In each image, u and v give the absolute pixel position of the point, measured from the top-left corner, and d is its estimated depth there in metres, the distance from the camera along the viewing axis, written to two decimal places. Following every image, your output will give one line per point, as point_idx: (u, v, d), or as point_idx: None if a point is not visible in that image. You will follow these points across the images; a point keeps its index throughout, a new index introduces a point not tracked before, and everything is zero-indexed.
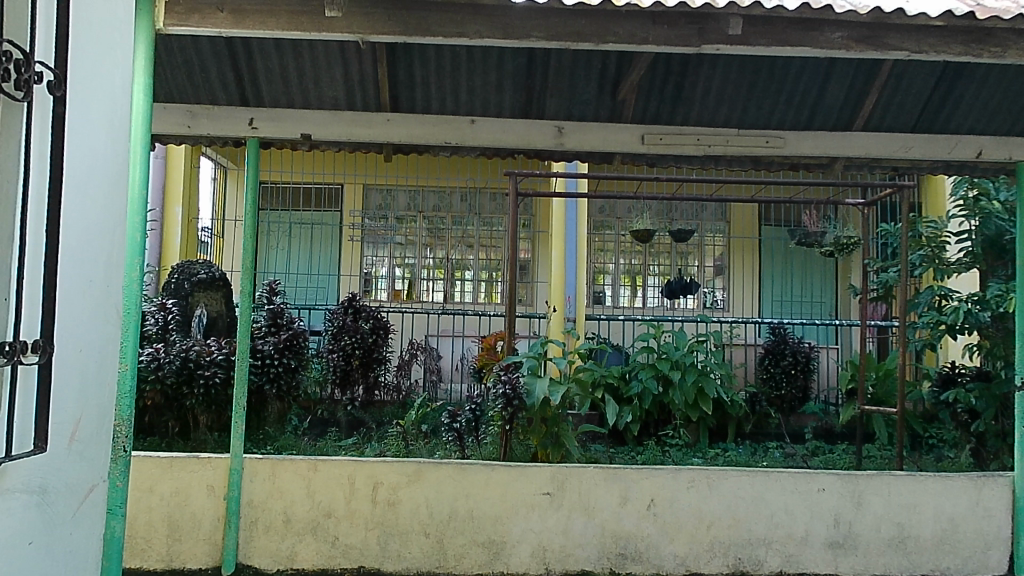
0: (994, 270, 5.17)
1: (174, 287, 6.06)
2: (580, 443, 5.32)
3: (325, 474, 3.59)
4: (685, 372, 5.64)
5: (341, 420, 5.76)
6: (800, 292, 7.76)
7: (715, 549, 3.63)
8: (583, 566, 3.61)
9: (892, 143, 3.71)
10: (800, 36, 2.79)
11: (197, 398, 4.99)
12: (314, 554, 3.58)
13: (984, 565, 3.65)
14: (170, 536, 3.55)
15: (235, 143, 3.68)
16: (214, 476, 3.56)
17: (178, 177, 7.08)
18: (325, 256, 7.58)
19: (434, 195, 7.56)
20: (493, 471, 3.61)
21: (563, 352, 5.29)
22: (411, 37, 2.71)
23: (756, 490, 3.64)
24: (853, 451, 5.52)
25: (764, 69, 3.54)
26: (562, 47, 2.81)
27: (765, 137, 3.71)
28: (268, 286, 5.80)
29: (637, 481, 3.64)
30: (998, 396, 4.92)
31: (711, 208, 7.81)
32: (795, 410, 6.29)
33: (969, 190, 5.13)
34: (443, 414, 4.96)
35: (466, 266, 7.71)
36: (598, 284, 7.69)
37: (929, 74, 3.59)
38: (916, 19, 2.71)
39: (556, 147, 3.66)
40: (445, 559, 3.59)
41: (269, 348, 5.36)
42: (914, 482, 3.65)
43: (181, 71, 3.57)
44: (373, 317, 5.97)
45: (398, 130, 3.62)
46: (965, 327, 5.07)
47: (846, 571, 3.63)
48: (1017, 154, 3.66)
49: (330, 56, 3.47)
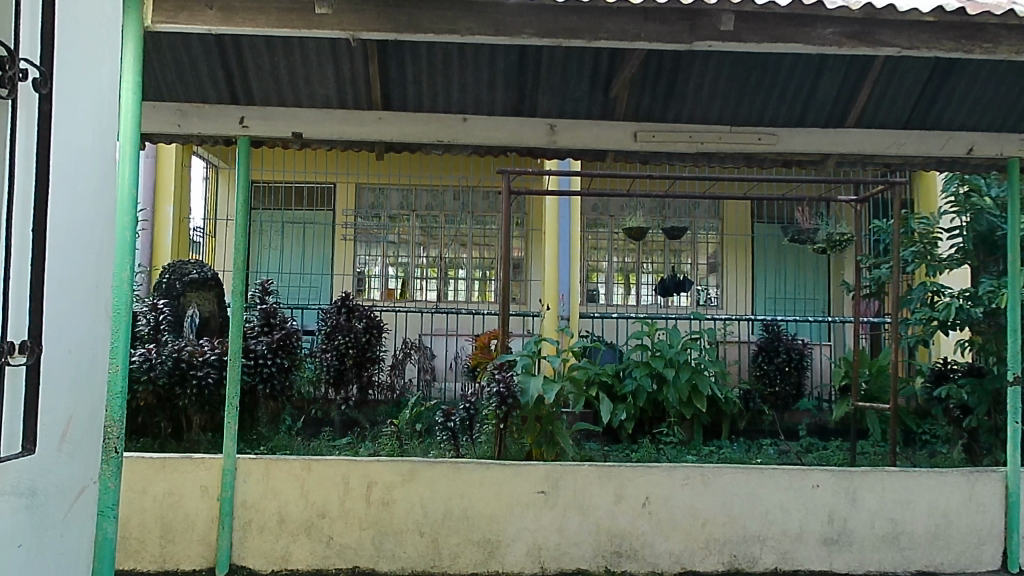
0: (985, 266, 5.19)
1: (166, 287, 6.04)
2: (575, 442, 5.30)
3: (319, 474, 3.58)
4: (684, 370, 5.62)
5: (335, 420, 5.78)
6: (794, 289, 7.75)
7: (710, 547, 3.63)
8: (578, 565, 3.60)
9: (884, 140, 3.72)
10: (792, 32, 2.79)
11: (190, 399, 4.97)
12: (308, 555, 3.56)
13: (977, 561, 3.66)
14: (163, 538, 3.54)
15: (226, 142, 3.66)
16: (208, 477, 3.55)
17: (170, 176, 7.01)
18: (318, 255, 7.59)
19: (427, 194, 7.55)
20: (488, 469, 3.61)
21: (556, 349, 5.21)
22: (402, 35, 2.70)
23: (750, 487, 3.64)
24: (847, 447, 5.55)
25: (756, 65, 3.53)
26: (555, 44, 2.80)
27: (758, 133, 3.70)
28: (260, 286, 5.78)
29: (632, 479, 3.63)
30: (990, 392, 4.93)
31: (703, 207, 7.90)
32: (790, 407, 6.27)
33: (961, 186, 5.14)
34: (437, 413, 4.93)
35: (459, 264, 7.63)
36: (591, 282, 7.65)
37: (921, 71, 3.58)
38: (908, 15, 2.71)
39: (549, 144, 3.66)
40: (439, 559, 3.58)
41: (263, 347, 5.35)
42: (907, 478, 3.66)
43: (171, 69, 3.56)
44: (367, 317, 5.96)
45: (390, 128, 3.60)
46: (957, 323, 5.07)
47: (841, 567, 3.64)
48: (1009, 149, 3.68)
49: (321, 54, 3.45)
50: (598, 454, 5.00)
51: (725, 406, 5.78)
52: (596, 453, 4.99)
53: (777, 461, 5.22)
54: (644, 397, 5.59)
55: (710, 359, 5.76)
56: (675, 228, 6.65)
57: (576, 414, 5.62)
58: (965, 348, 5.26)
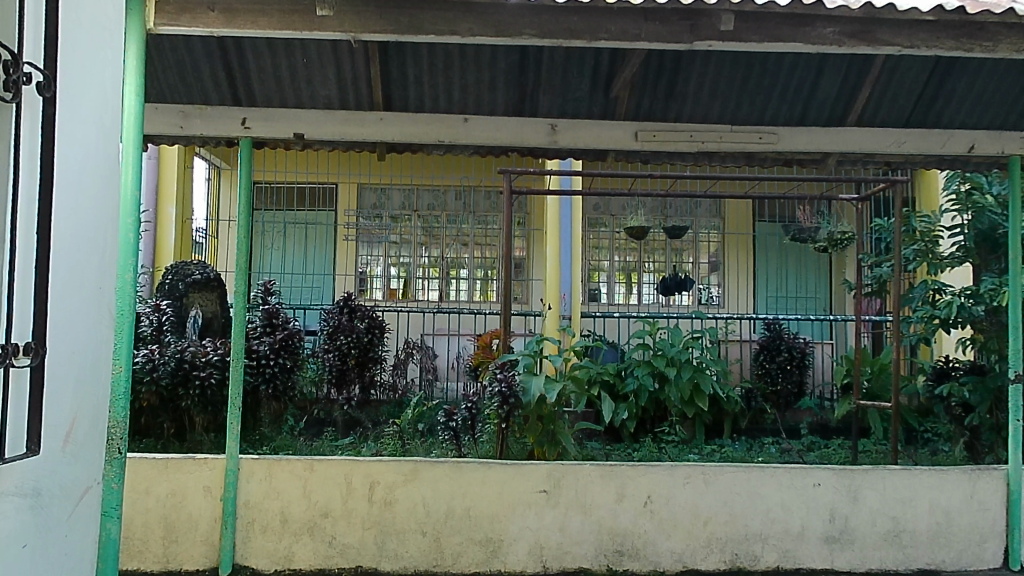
0: (987, 264, 5.20)
1: (168, 287, 6.04)
2: (577, 441, 5.35)
3: (321, 473, 3.59)
4: (685, 369, 5.62)
5: (337, 420, 5.79)
6: (795, 287, 7.75)
7: (712, 545, 3.63)
8: (580, 564, 3.61)
9: (884, 138, 3.72)
10: (793, 32, 2.79)
11: (192, 399, 4.99)
12: (311, 554, 3.58)
13: (979, 559, 3.66)
14: (167, 538, 3.55)
15: (228, 143, 3.66)
16: (211, 477, 3.56)
17: (172, 177, 7.01)
18: (320, 256, 7.61)
19: (428, 194, 7.56)
20: (490, 469, 3.61)
21: (558, 348, 5.22)
22: (403, 36, 2.71)
23: (751, 486, 3.65)
24: (849, 445, 5.57)
25: (756, 64, 3.53)
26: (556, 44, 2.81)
27: (759, 132, 3.70)
28: (262, 286, 5.79)
29: (633, 478, 3.64)
30: (992, 390, 4.91)
31: (705, 205, 7.91)
32: (792, 406, 6.28)
33: (962, 184, 5.15)
34: (439, 413, 4.94)
35: (461, 264, 7.63)
36: (592, 281, 7.67)
37: (921, 69, 3.58)
38: (908, 14, 2.71)
39: (550, 144, 3.67)
40: (442, 558, 3.59)
41: (265, 348, 5.36)
42: (909, 476, 3.66)
43: (173, 71, 3.57)
44: (369, 317, 5.96)
45: (391, 128, 3.61)
46: (958, 321, 5.07)
47: (843, 566, 3.64)
48: (1010, 148, 3.68)
49: (322, 55, 3.46)
50: (599, 454, 5.00)
51: (726, 405, 5.78)
52: (598, 452, 4.99)
53: (780, 460, 5.23)
54: (645, 396, 5.59)
55: (711, 359, 5.76)
56: (676, 228, 6.65)
57: (578, 413, 5.62)
58: (968, 346, 5.26)
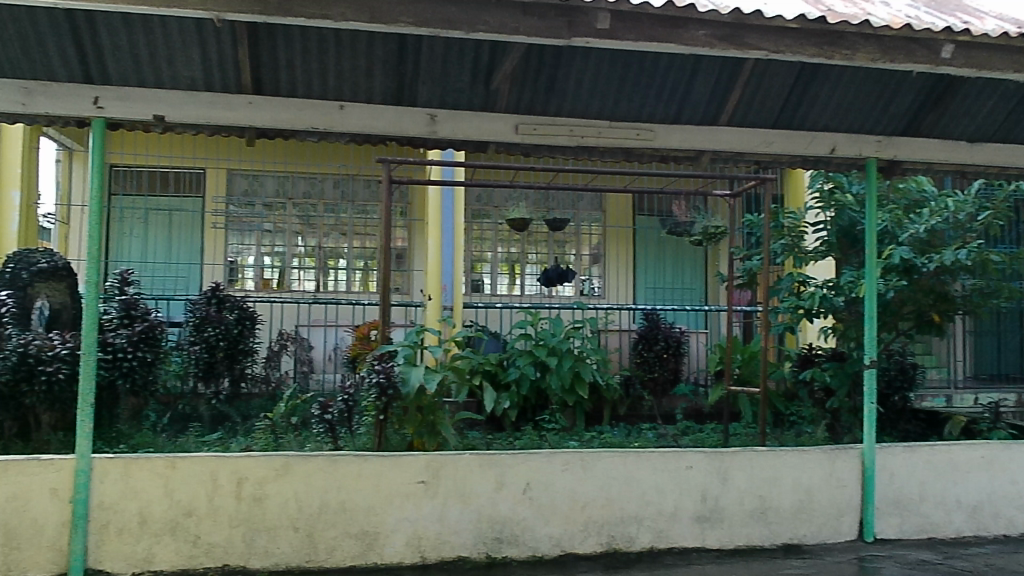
0: (846, 258, 5.63)
1: (10, 277, 5.52)
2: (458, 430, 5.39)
3: (184, 471, 3.42)
4: (561, 358, 5.75)
5: (205, 416, 5.55)
6: (672, 279, 8.05)
7: (589, 529, 3.72)
8: (458, 553, 3.60)
9: (754, 139, 3.93)
10: (668, 33, 2.89)
11: (37, 396, 4.63)
12: (175, 555, 3.39)
13: (837, 531, 3.95)
14: (6, 546, 3.27)
15: (79, 123, 3.43)
16: (59, 479, 3.31)
17: (15, 159, 6.49)
18: (185, 244, 7.25)
19: (304, 181, 7.30)
20: (366, 462, 3.56)
21: (438, 340, 5.18)
22: (270, 16, 2.69)
23: (625, 471, 3.76)
24: (721, 428, 5.86)
25: (633, 62, 3.65)
26: (432, 33, 2.84)
27: (635, 128, 3.81)
28: (118, 275, 5.42)
29: (512, 466, 3.68)
30: (850, 375, 5.33)
31: (586, 198, 8.01)
32: (667, 392, 6.51)
33: (826, 183, 5.53)
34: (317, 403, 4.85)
35: (340, 254, 7.45)
36: (474, 272, 7.77)
37: (787, 75, 3.81)
38: (771, 20, 2.89)
39: (429, 135, 3.64)
40: (315, 553, 3.49)
41: (122, 340, 5.02)
42: (774, 456, 3.90)
43: (13, 45, 3.27)
44: (239, 308, 5.71)
45: (261, 115, 3.47)
46: (821, 311, 5.43)
47: (714, 543, 3.83)
48: (865, 150, 3.99)
49: (185, 35, 3.27)
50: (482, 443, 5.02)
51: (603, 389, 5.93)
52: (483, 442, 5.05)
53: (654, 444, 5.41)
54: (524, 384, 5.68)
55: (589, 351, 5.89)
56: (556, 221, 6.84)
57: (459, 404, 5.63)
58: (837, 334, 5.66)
